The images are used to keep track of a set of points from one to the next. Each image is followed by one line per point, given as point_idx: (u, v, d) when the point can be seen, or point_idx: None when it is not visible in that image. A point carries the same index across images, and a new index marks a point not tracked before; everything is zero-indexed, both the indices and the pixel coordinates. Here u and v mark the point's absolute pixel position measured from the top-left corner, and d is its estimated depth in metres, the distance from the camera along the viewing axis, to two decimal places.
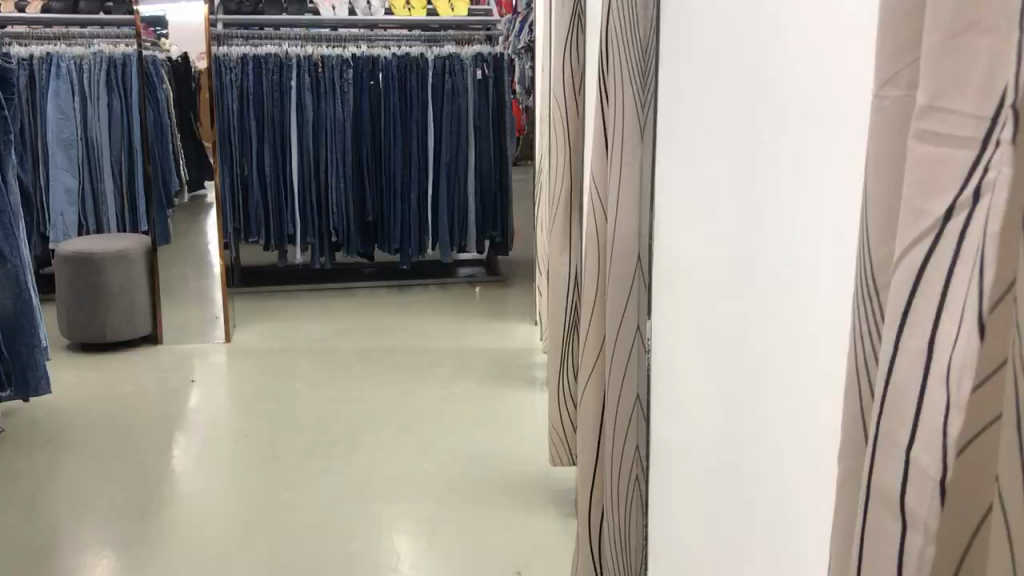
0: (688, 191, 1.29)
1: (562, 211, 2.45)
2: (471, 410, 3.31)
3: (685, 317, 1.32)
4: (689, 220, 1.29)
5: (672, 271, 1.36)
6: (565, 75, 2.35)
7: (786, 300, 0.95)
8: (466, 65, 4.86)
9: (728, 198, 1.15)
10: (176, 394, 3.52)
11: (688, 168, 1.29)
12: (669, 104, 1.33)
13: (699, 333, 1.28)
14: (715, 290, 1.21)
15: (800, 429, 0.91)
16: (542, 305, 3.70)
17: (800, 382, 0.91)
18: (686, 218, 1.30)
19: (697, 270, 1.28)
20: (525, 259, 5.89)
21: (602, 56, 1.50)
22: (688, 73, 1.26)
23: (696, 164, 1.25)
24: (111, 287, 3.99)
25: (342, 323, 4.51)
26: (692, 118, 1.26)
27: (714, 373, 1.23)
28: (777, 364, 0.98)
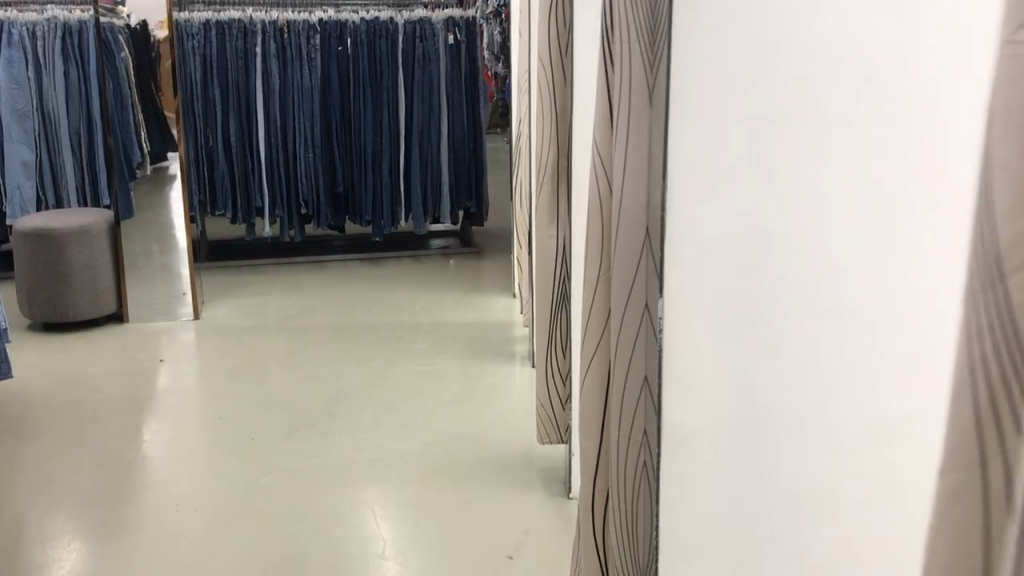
0: (703, 158, 1.19)
1: (547, 181, 2.34)
2: (452, 388, 3.20)
3: (699, 291, 1.24)
4: (703, 189, 1.20)
5: (684, 244, 1.27)
6: (548, 37, 2.23)
7: (826, 273, 0.87)
8: (437, 30, 4.72)
9: (750, 166, 1.07)
10: (146, 375, 3.39)
11: (703, 132, 1.19)
12: (681, 63, 1.24)
13: (716, 309, 1.19)
14: (734, 265, 1.13)
15: (854, 423, 0.82)
16: (522, 276, 3.60)
17: (856, 371, 0.82)
18: (700, 187, 1.21)
19: (713, 244, 1.19)
20: (500, 230, 5.77)
21: (602, 15, 1.40)
22: (705, 29, 1.16)
23: (711, 128, 1.16)
24: (72, 265, 3.84)
25: (314, 298, 4.38)
26: (709, 82, 1.16)
27: (735, 354, 1.14)
28: (822, 351, 0.89)
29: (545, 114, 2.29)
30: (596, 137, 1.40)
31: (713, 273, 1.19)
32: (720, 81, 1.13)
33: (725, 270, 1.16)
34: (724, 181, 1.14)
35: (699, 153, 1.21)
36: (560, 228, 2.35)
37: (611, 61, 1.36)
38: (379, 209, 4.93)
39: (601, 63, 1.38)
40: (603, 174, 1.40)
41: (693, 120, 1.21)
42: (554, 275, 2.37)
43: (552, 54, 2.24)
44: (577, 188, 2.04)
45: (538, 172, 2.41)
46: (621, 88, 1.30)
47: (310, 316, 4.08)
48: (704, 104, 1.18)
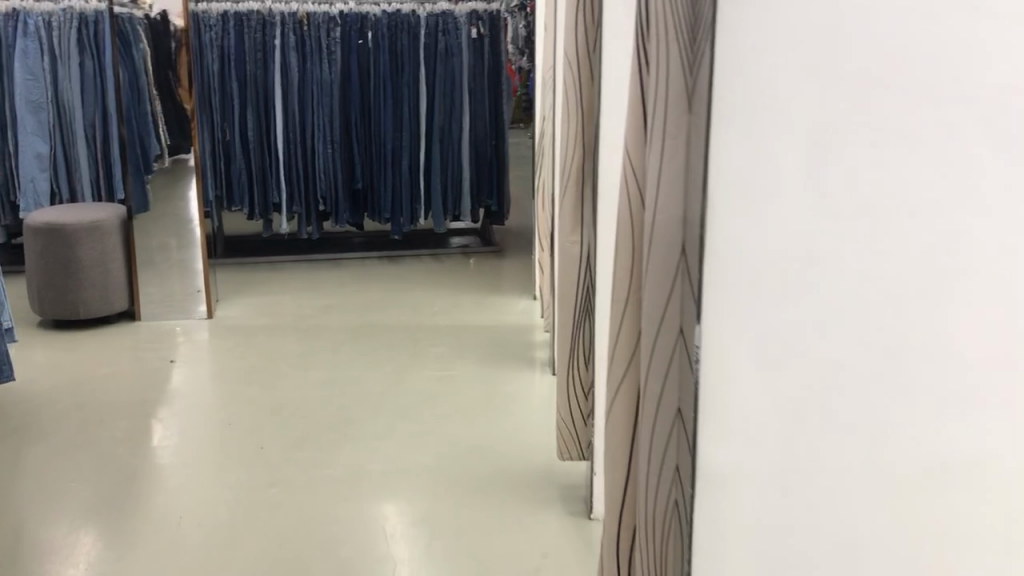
0: (749, 170, 1.07)
1: (572, 185, 2.23)
2: (470, 395, 3.09)
3: (740, 318, 1.12)
4: (747, 205, 1.08)
5: (723, 265, 1.15)
6: (576, 33, 2.11)
7: (911, 310, 0.75)
8: (460, 23, 4.61)
9: (804, 182, 0.94)
10: (156, 377, 3.30)
11: (750, 143, 1.06)
12: (725, 66, 1.11)
13: (759, 339, 1.07)
14: (781, 293, 1.01)
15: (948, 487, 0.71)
16: (543, 279, 3.49)
17: (955, 428, 0.70)
18: (743, 202, 1.09)
19: (756, 266, 1.07)
20: (522, 228, 5.65)
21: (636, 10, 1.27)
22: (755, 27, 1.04)
23: (760, 138, 1.04)
24: (83, 262, 3.76)
25: (330, 297, 4.28)
26: (758, 85, 1.04)
27: (780, 392, 1.02)
28: (901, 398, 0.77)
29: (570, 115, 2.17)
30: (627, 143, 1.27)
31: (756, 298, 1.07)
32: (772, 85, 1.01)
33: (770, 295, 1.04)
34: (772, 198, 1.02)
35: (743, 166, 1.08)
36: (584, 234, 2.22)
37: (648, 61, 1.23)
38: (399, 206, 4.82)
39: (636, 62, 1.25)
40: (635, 185, 1.27)
41: (738, 129, 1.09)
42: (578, 284, 2.25)
43: (579, 51, 2.12)
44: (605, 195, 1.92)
45: (561, 176, 2.30)
46: (658, 93, 1.18)
47: (325, 316, 3.98)
48: (751, 113, 1.05)
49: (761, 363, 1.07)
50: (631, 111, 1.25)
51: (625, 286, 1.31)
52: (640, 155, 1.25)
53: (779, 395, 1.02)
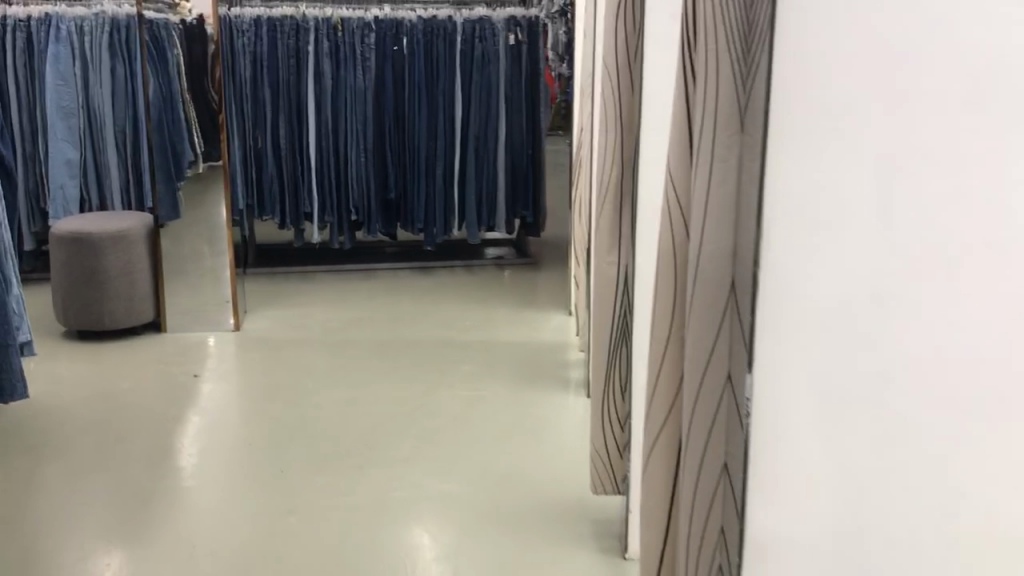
0: (808, 199, 0.93)
1: (611, 202, 2.09)
2: (499, 418, 2.95)
3: (796, 367, 0.97)
4: (805, 240, 0.94)
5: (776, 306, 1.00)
6: (616, 38, 1.98)
7: None
8: (498, 29, 4.49)
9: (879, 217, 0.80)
10: (178, 392, 3.20)
11: (812, 167, 0.92)
12: (783, 78, 0.96)
13: (819, 393, 0.93)
14: (850, 345, 0.87)
15: None
16: (579, 297, 3.35)
17: None
18: (800, 236, 0.95)
19: (817, 310, 0.92)
20: (558, 240, 5.52)
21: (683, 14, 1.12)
22: (818, 34, 0.90)
23: (822, 163, 0.90)
24: (109, 271, 3.68)
25: (360, 310, 4.17)
26: (820, 103, 0.90)
27: (844, 457, 0.88)
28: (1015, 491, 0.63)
29: (608, 128, 2.04)
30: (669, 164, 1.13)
31: (816, 347, 0.93)
32: (837, 102, 0.87)
33: (835, 346, 0.89)
34: (839, 231, 0.87)
35: (803, 193, 0.93)
36: (621, 255, 2.09)
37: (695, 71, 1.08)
38: (432, 217, 4.69)
39: (681, 76, 1.10)
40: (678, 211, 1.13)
41: (796, 150, 0.94)
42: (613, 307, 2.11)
43: (619, 59, 1.99)
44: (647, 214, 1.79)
45: (597, 191, 2.16)
46: (704, 109, 1.05)
47: (355, 330, 3.87)
48: (814, 132, 0.91)
49: (821, 421, 0.92)
50: (675, 130, 1.11)
51: (667, 326, 1.16)
52: (684, 177, 1.11)
53: (843, 460, 0.88)
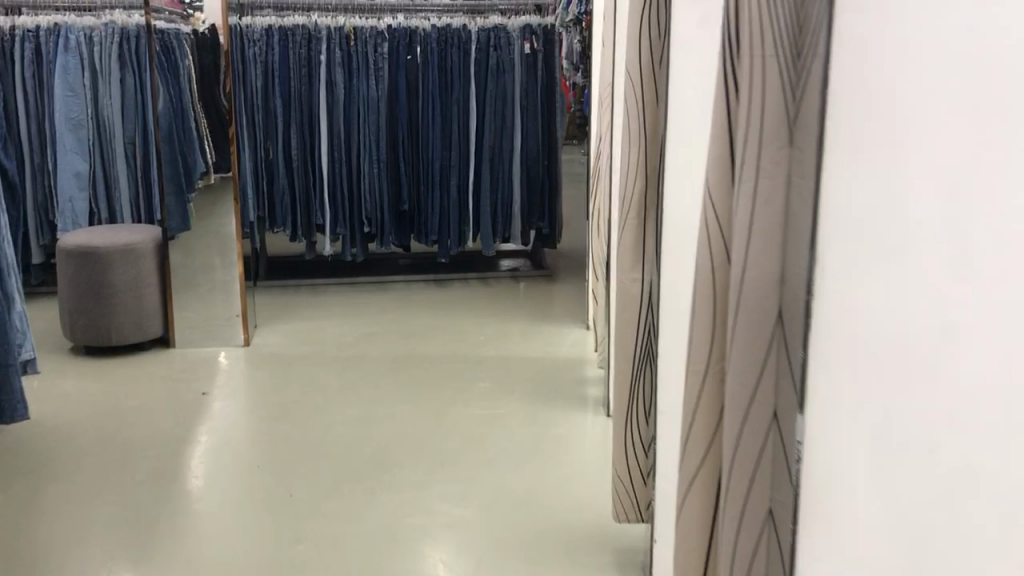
0: (862, 223, 0.83)
1: (634, 215, 1.99)
2: (516, 439, 2.85)
3: (847, 407, 0.88)
4: (859, 267, 0.84)
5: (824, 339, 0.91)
6: (639, 44, 1.89)
7: None
8: (513, 38, 4.42)
9: (950, 245, 0.71)
10: (186, 411, 3.11)
11: (869, 188, 0.82)
12: (833, 88, 0.87)
13: (873, 437, 0.83)
14: (912, 387, 0.77)
15: None
16: (597, 312, 3.25)
17: None
18: (853, 264, 0.85)
19: (873, 345, 0.83)
20: (574, 252, 5.42)
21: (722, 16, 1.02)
22: (875, 38, 0.80)
23: (879, 184, 0.80)
24: (117, 286, 3.61)
25: (373, 324, 4.08)
26: (877, 114, 0.80)
27: (904, 514, 0.78)
28: None
29: (630, 139, 1.95)
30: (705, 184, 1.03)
31: (872, 386, 0.83)
32: (899, 113, 0.77)
33: (894, 388, 0.80)
34: (900, 261, 0.78)
35: (858, 217, 0.83)
36: (646, 271, 2.00)
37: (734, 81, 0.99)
38: (446, 229, 4.61)
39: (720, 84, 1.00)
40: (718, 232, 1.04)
41: (850, 167, 0.85)
42: (637, 325, 2.02)
43: (642, 67, 1.90)
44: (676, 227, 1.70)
45: (619, 205, 2.06)
46: (746, 124, 0.95)
47: (367, 345, 3.79)
48: (871, 149, 0.81)
49: (878, 473, 0.82)
50: (711, 145, 1.01)
51: (703, 361, 1.05)
52: (724, 194, 1.01)
53: (903, 519, 0.79)
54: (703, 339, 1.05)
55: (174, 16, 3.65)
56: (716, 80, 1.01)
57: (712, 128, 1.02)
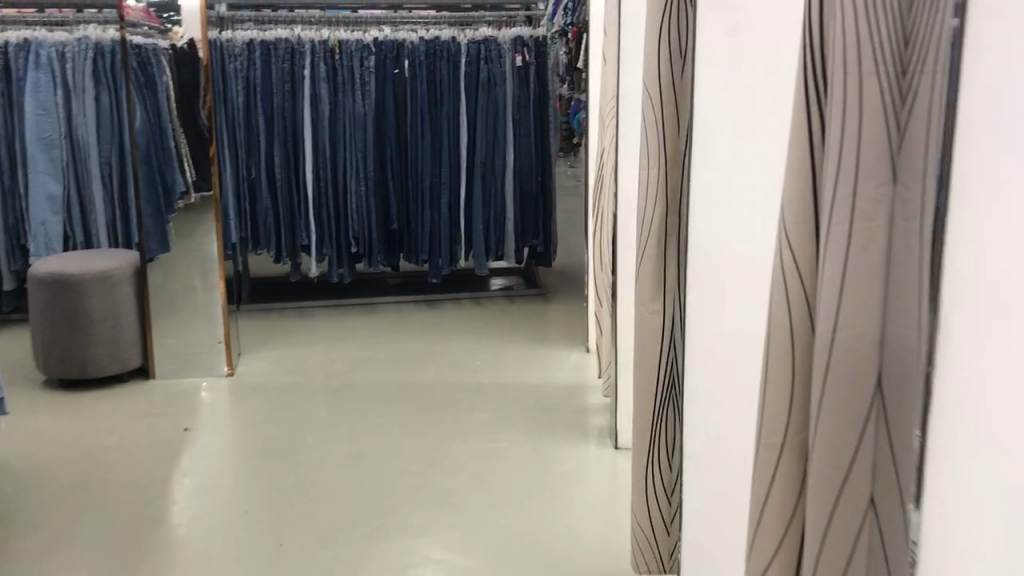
0: (997, 280, 0.68)
1: (653, 242, 1.83)
2: (520, 476, 2.69)
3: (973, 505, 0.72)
4: (994, 336, 0.69)
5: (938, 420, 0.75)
6: (659, 59, 1.74)
7: None
8: (504, 50, 4.26)
9: None
10: (167, 450, 2.92)
11: (1005, 239, 0.67)
12: (952, 117, 0.72)
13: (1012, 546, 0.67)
14: None
15: None
16: (602, 336, 3.09)
17: None
18: (984, 332, 0.69)
19: (1013, 432, 0.67)
20: (568, 269, 5.26)
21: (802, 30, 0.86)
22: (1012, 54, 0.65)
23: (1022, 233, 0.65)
24: (93, 315, 3.42)
25: (363, 349, 3.90)
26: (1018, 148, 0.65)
27: None
28: None
29: (649, 162, 1.79)
30: (780, 226, 0.88)
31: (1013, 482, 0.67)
32: None
33: None
34: None
35: (994, 272, 0.68)
36: (668, 302, 1.84)
37: (821, 105, 0.83)
38: (437, 248, 4.45)
39: (800, 113, 0.85)
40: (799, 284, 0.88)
41: (982, 215, 0.69)
42: (659, 362, 1.86)
43: (662, 83, 1.74)
44: (713, 256, 1.54)
45: (637, 231, 1.90)
46: (838, 159, 0.80)
47: (357, 372, 3.61)
48: (1010, 189, 0.66)
49: None
50: (788, 181, 0.86)
51: (779, 431, 0.90)
52: (806, 242, 0.86)
53: None
54: (780, 407, 0.89)
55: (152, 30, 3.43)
56: (794, 105, 0.86)
57: (789, 161, 0.86)
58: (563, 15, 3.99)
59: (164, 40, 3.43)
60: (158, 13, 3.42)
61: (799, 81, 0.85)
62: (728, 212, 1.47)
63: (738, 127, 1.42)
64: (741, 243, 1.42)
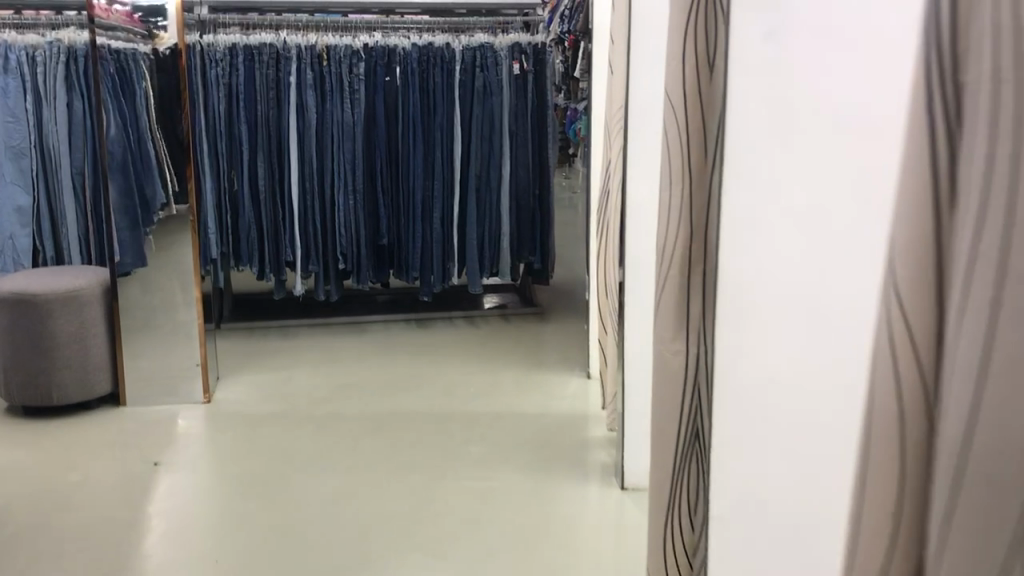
0: None
1: (674, 274, 1.61)
2: (518, 520, 2.47)
3: None
4: None
5: None
6: (682, 66, 1.52)
7: None
8: (500, 57, 4.06)
9: None
10: (135, 487, 2.69)
11: None
12: None
13: None
14: None
15: None
16: (607, 365, 2.88)
17: None
18: None
19: None
20: (564, 287, 5.05)
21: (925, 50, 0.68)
22: None
23: None
24: (59, 339, 3.19)
25: (349, 373, 3.68)
26: None
27: None
28: None
29: (671, 179, 1.58)
30: (890, 295, 0.71)
31: None
32: None
33: None
34: None
35: None
36: (692, 343, 1.62)
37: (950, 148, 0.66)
38: (429, 264, 4.22)
39: (919, 159, 0.68)
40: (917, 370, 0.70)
41: None
42: (681, 411, 1.64)
43: (686, 94, 1.53)
44: (757, 293, 1.34)
45: (656, 260, 1.68)
46: (974, 217, 0.62)
47: (343, 399, 3.39)
48: None
49: None
50: (896, 224, 0.70)
51: (888, 533, 0.74)
52: (925, 320, 0.69)
53: None
54: (887, 503, 0.74)
55: (134, 36, 3.24)
56: (914, 145, 0.68)
57: (904, 212, 0.69)
58: (560, 21, 3.78)
59: (146, 46, 3.23)
60: (143, 17, 3.22)
61: (921, 111, 0.68)
62: (773, 242, 1.27)
63: (784, 149, 1.22)
64: (790, 276, 1.22)
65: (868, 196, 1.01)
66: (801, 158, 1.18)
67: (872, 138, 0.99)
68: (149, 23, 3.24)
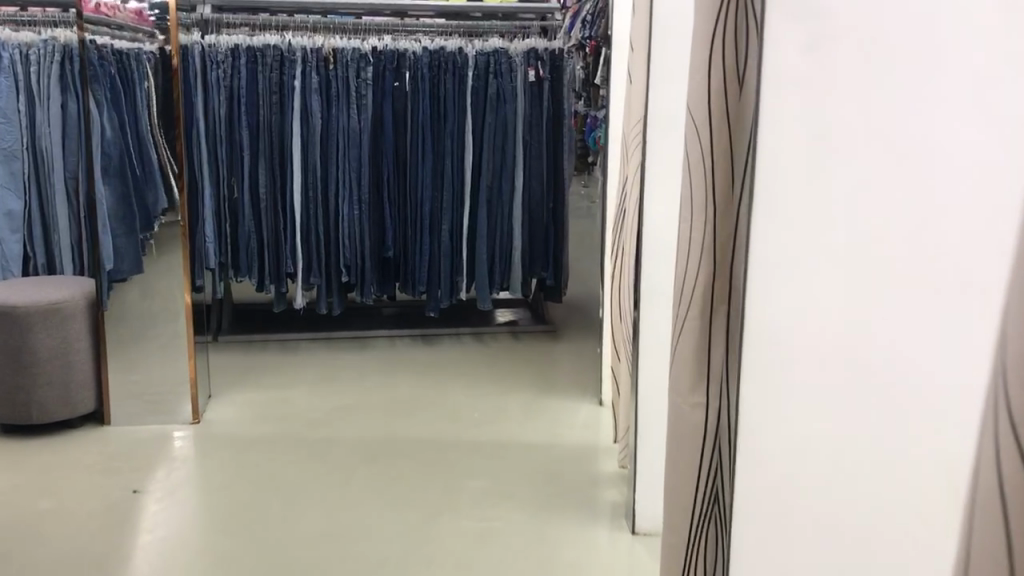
0: None
1: (693, 317, 1.41)
2: (519, 566, 2.27)
3: None
4: None
5: None
6: (709, 83, 1.32)
7: None
8: (515, 64, 3.87)
9: None
10: (110, 517, 2.51)
11: None
12: None
13: None
14: None
15: None
16: (620, 397, 2.68)
17: None
18: None
19: None
20: (578, 303, 4.85)
21: None
22: None
23: None
24: (38, 354, 3.02)
25: (349, 394, 3.49)
26: None
27: None
28: None
29: (693, 210, 1.38)
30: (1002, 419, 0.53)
31: None
32: None
33: None
34: None
35: None
36: (712, 395, 1.42)
37: None
38: (436, 278, 4.04)
39: None
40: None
41: None
42: (698, 471, 1.45)
43: (712, 109, 1.32)
44: (795, 350, 1.15)
45: (673, 298, 1.49)
46: None
47: (340, 423, 3.20)
48: None
49: None
50: (1006, 311, 0.52)
51: None
52: None
53: None
54: None
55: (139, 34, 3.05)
56: None
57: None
58: (580, 26, 3.58)
59: (152, 44, 3.01)
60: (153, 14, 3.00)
61: None
62: (815, 288, 1.08)
63: (831, 185, 1.03)
64: (834, 332, 1.03)
65: (934, 249, 0.82)
66: (852, 193, 0.98)
67: (949, 178, 0.79)
68: (160, 20, 3.01)
